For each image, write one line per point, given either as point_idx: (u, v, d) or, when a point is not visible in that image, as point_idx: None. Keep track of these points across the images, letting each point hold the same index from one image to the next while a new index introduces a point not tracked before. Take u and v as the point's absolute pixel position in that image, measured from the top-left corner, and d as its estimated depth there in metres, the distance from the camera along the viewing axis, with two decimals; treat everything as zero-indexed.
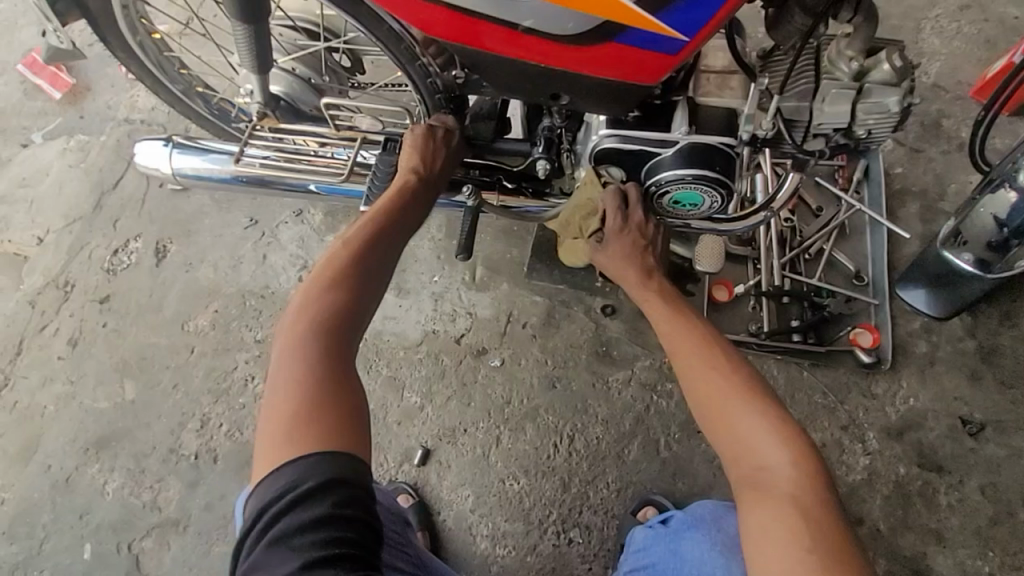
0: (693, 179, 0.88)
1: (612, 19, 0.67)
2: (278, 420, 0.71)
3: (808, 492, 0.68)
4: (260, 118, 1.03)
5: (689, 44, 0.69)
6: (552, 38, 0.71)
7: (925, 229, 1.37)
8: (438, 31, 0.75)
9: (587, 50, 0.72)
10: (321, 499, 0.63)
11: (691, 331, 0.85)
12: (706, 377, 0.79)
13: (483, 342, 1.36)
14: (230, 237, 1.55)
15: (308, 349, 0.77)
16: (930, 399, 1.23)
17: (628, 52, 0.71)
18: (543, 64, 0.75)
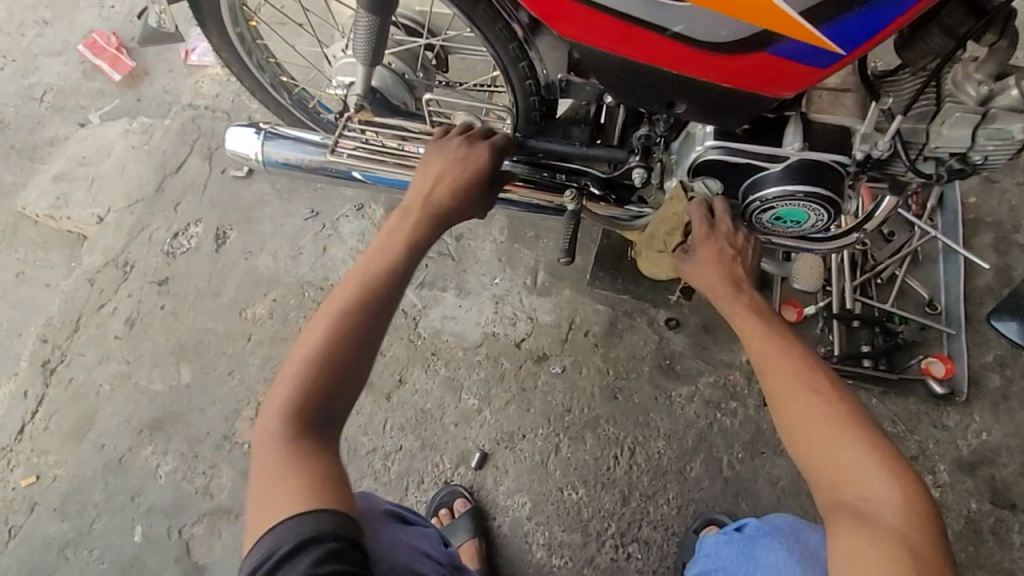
0: (804, 196, 0.87)
1: (769, 29, 0.66)
2: (264, 484, 0.64)
3: (915, 529, 0.66)
4: (354, 111, 1.02)
5: (841, 60, 0.69)
6: (698, 45, 0.71)
7: (1002, 260, 1.34)
8: (575, 32, 0.74)
9: (730, 59, 0.71)
10: (299, 561, 0.56)
11: (787, 348, 0.80)
12: (806, 397, 0.75)
13: (544, 348, 1.35)
14: (290, 227, 1.55)
15: (298, 404, 0.69)
16: (1004, 434, 1.21)
17: (774, 64, 0.70)
18: (678, 71, 0.75)
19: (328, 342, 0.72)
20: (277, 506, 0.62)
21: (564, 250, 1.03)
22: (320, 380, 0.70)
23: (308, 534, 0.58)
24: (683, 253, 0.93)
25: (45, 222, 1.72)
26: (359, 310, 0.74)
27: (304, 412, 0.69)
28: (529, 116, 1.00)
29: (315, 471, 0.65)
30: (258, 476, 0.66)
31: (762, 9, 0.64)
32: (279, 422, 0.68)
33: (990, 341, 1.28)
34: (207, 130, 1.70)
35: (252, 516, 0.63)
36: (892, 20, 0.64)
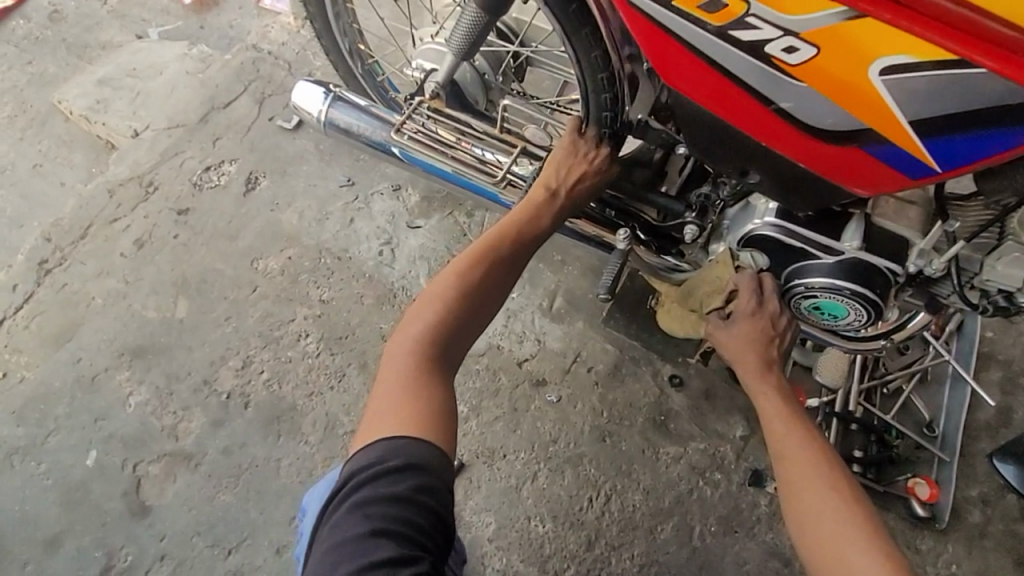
0: (850, 293, 0.87)
1: (875, 129, 0.66)
2: (377, 403, 0.79)
3: None
4: (428, 97, 1.02)
5: (932, 175, 0.69)
6: (798, 125, 0.70)
7: (1005, 400, 1.35)
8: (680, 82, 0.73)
9: (823, 146, 0.71)
10: (403, 479, 0.69)
11: (809, 440, 0.81)
12: (820, 491, 0.75)
13: (545, 373, 1.34)
14: (323, 191, 1.53)
15: (416, 346, 0.83)
16: (972, 571, 1.20)
17: (866, 161, 0.70)
18: (767, 143, 0.75)
19: (449, 300, 0.86)
20: (385, 423, 0.75)
21: (604, 286, 1.05)
22: (436, 336, 0.84)
23: (410, 456, 0.71)
24: (720, 321, 0.94)
25: (78, 122, 1.70)
26: (483, 284, 0.89)
27: (420, 358, 0.82)
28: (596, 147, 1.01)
29: (422, 404, 0.78)
30: (375, 401, 0.79)
31: (875, 108, 0.64)
32: (401, 357, 0.82)
33: (977, 476, 1.28)
34: (265, 74, 1.68)
35: (361, 426, 0.77)
36: (998, 153, 0.64)
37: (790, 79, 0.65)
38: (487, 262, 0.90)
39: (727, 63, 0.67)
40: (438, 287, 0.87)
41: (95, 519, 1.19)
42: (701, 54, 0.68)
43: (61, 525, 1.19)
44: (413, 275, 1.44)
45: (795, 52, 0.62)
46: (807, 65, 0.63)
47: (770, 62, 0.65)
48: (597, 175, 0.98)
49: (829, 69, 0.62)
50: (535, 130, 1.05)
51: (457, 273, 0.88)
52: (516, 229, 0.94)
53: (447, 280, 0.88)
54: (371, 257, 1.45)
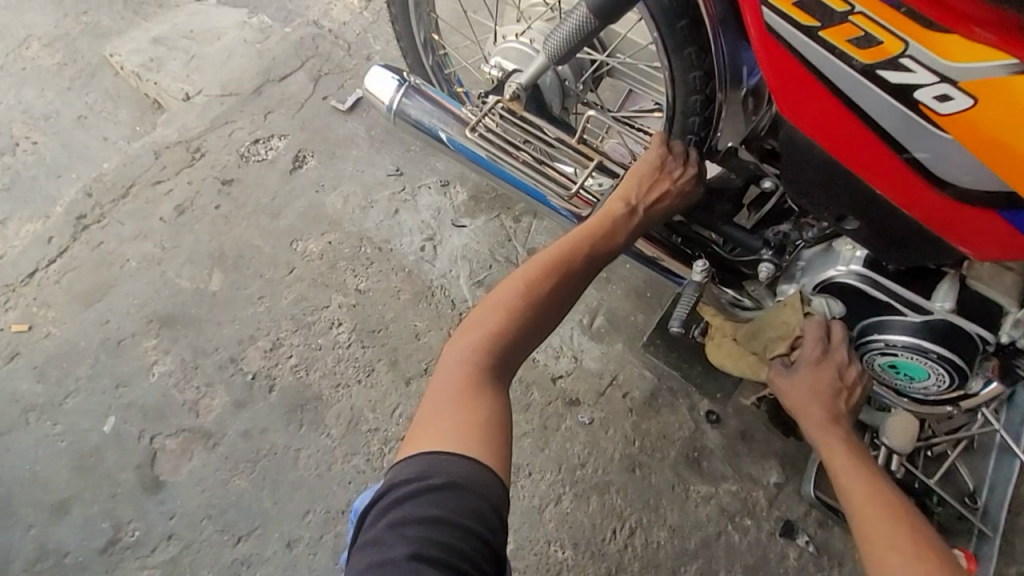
0: (935, 356, 0.83)
1: (1016, 194, 0.62)
2: (426, 414, 0.75)
3: None
4: (506, 98, 0.98)
5: None
6: (928, 178, 0.67)
7: None
8: (800, 118, 0.71)
9: (950, 203, 0.67)
10: (446, 498, 0.64)
11: (883, 505, 0.75)
12: (898, 559, 0.70)
13: (578, 393, 1.29)
14: (370, 178, 1.49)
15: (470, 356, 0.79)
16: None
17: (994, 225, 0.66)
18: (881, 192, 0.72)
19: (508, 313, 0.82)
20: (431, 436, 0.71)
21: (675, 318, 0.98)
22: (491, 349, 0.80)
23: (453, 474, 0.66)
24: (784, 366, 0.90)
25: (129, 79, 1.67)
26: (546, 299, 0.84)
27: (473, 371, 0.78)
28: None
29: (473, 418, 0.73)
30: (423, 411, 0.75)
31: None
32: (454, 366, 0.79)
33: (1016, 554, 1.23)
34: (323, 52, 1.64)
35: (407, 434, 0.74)
36: None
37: (933, 128, 0.62)
38: (552, 276, 0.85)
39: (865, 104, 0.65)
40: (500, 296, 0.83)
41: (105, 488, 1.16)
42: (838, 90, 0.66)
43: (71, 490, 1.16)
44: (453, 275, 1.39)
45: (949, 101, 0.59)
46: (956, 117, 0.60)
47: (915, 108, 0.62)
48: (678, 197, 0.94)
49: (983, 124, 0.59)
50: (613, 142, 1.03)
51: (522, 286, 0.84)
52: (585, 245, 0.89)
53: (510, 291, 0.83)
54: (412, 252, 1.41)
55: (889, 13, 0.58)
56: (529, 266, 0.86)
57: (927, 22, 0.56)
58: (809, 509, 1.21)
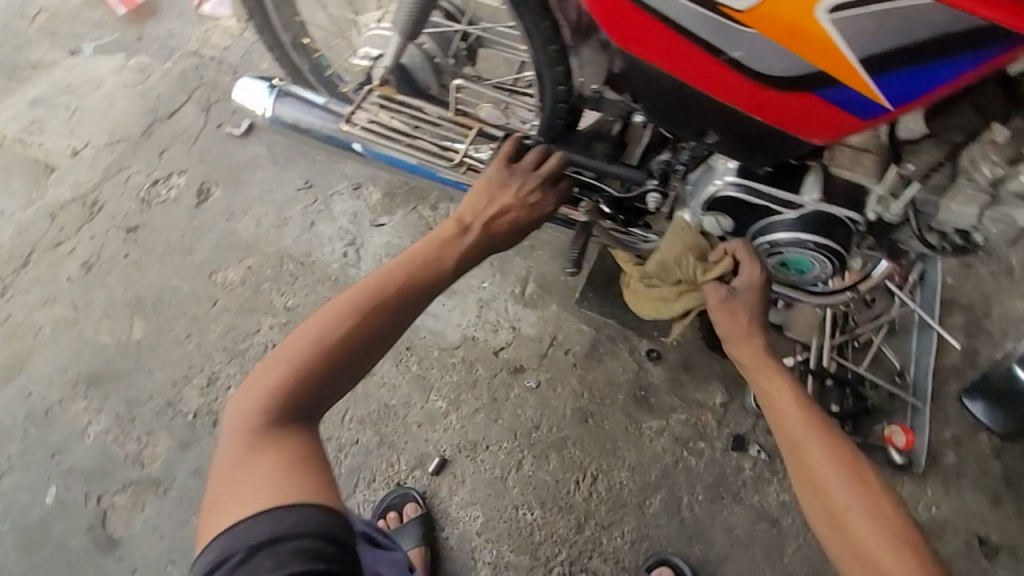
0: (814, 246, 0.88)
1: (824, 72, 0.67)
2: (224, 486, 0.68)
3: None
4: (377, 84, 1.01)
5: (886, 113, 0.70)
6: (750, 78, 0.72)
7: (969, 342, 1.38)
8: (630, 42, 0.75)
9: (778, 95, 0.72)
10: (258, 565, 0.60)
11: (823, 436, 0.79)
12: (826, 461, 0.77)
13: (522, 360, 1.33)
14: (280, 196, 1.48)
15: (268, 411, 0.72)
16: (950, 511, 1.24)
17: (819, 106, 0.71)
18: (721, 98, 0.76)
19: (306, 354, 0.74)
20: (235, 509, 0.65)
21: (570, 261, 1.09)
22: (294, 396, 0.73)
23: (260, 538, 0.61)
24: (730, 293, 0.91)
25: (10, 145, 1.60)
26: (349, 330, 0.76)
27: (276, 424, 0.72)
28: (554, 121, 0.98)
29: (286, 471, 0.68)
30: (222, 486, 0.68)
31: (824, 48, 0.64)
32: (247, 424, 0.71)
33: (949, 420, 1.32)
34: (209, 80, 1.61)
35: (209, 512, 0.67)
36: (942, 83, 0.65)
37: (738, 26, 0.66)
38: (360, 315, 0.77)
39: (676, 15, 0.69)
40: (289, 358, 0.74)
41: (61, 558, 1.13)
42: (650, 9, 0.70)
43: (25, 568, 1.12)
44: None
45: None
46: (753, 10, 0.64)
47: (718, 11, 0.66)
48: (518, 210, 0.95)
49: (776, 12, 0.62)
50: (488, 108, 1.01)
51: (320, 337, 0.75)
52: (405, 269, 0.84)
53: (305, 347, 0.74)
54: (335, 259, 1.41)
55: None
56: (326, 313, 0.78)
57: None
58: (754, 420, 1.27)
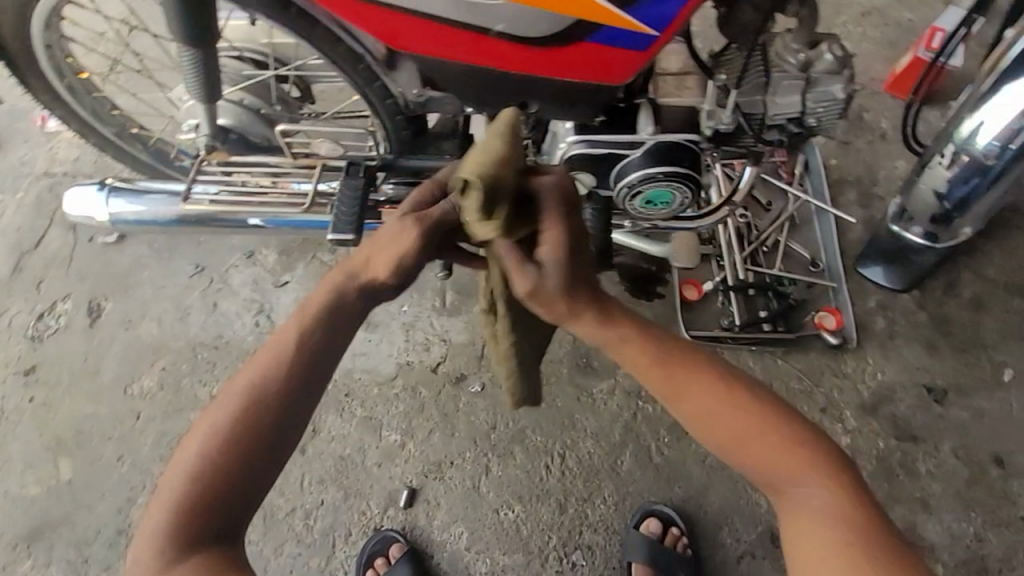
0: (664, 176, 0.89)
1: (582, 19, 0.70)
2: None
3: (861, 524, 0.61)
4: (207, 152, 0.98)
5: (659, 40, 0.72)
6: (530, 45, 0.75)
7: (868, 211, 1.43)
8: (410, 46, 0.78)
9: (558, 52, 0.75)
10: None
11: (686, 365, 0.67)
12: (714, 404, 0.65)
13: (461, 368, 1.32)
14: (174, 288, 1.43)
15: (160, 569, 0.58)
16: (895, 372, 1.29)
17: (597, 52, 0.74)
18: (515, 72, 0.79)
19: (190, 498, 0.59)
20: None
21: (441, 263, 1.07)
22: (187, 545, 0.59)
23: None
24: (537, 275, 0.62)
25: None
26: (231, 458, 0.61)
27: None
28: (399, 135, 0.99)
29: None
30: None
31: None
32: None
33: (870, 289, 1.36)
34: None
35: None
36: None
37: (486, 0, 0.70)
38: (244, 414, 0.61)
39: (436, 8, 0.72)
40: (173, 480, 0.60)
41: None
42: (409, 10, 0.73)
43: None
44: None
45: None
46: None
47: None
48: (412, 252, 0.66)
49: None
50: (321, 143, 1.02)
51: (202, 450, 0.60)
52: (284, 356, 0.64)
53: (187, 463, 0.60)
54: (249, 332, 1.38)
55: None
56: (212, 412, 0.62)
57: None
58: None
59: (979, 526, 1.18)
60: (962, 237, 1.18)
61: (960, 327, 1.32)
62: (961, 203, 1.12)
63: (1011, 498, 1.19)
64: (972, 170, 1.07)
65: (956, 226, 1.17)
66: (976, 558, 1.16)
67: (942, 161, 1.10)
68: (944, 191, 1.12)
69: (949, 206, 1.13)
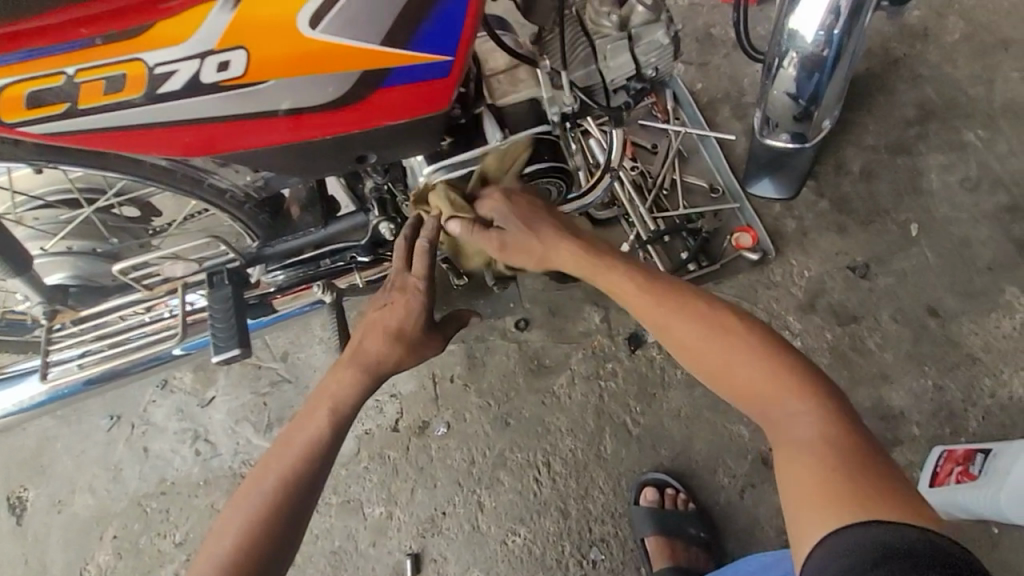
0: (531, 175, 0.91)
1: (364, 70, 0.67)
2: None
3: (831, 427, 0.68)
4: (54, 317, 0.92)
5: (455, 62, 0.70)
6: (327, 109, 0.70)
7: (745, 122, 1.46)
8: (204, 150, 0.72)
9: (361, 107, 0.71)
10: None
11: (681, 302, 0.79)
12: (695, 329, 0.76)
13: (421, 416, 1.26)
14: (94, 449, 1.31)
15: None
16: (819, 264, 1.33)
17: (400, 93, 0.71)
18: (331, 138, 0.74)
19: (233, 554, 0.69)
20: None
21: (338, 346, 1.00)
22: None
23: None
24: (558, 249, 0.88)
25: None
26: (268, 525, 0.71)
27: None
28: (256, 222, 0.92)
29: None
30: None
31: (336, 56, 0.65)
32: None
33: None
34: None
35: None
36: (463, 13, 0.67)
37: (258, 85, 0.66)
38: (279, 483, 0.73)
39: (208, 109, 0.67)
40: (222, 544, 0.70)
41: None
42: (182, 120, 0.68)
43: None
44: (244, 444, 1.29)
45: (228, 65, 0.64)
46: (249, 67, 0.64)
47: (227, 86, 0.65)
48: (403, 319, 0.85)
49: (267, 54, 0.64)
50: (169, 264, 0.93)
51: (249, 517, 0.71)
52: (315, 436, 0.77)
53: (233, 526, 0.71)
54: (192, 464, 1.28)
55: (103, 53, 0.62)
56: (248, 489, 0.74)
57: (130, 34, 0.61)
58: None
59: (936, 376, 1.24)
60: (826, 128, 1.22)
61: (860, 201, 1.38)
62: (814, 97, 1.14)
63: (953, 340, 1.26)
64: (812, 65, 1.09)
65: (817, 119, 1.19)
66: (943, 406, 1.22)
67: (783, 64, 1.11)
68: (796, 92, 1.14)
69: (804, 103, 1.15)
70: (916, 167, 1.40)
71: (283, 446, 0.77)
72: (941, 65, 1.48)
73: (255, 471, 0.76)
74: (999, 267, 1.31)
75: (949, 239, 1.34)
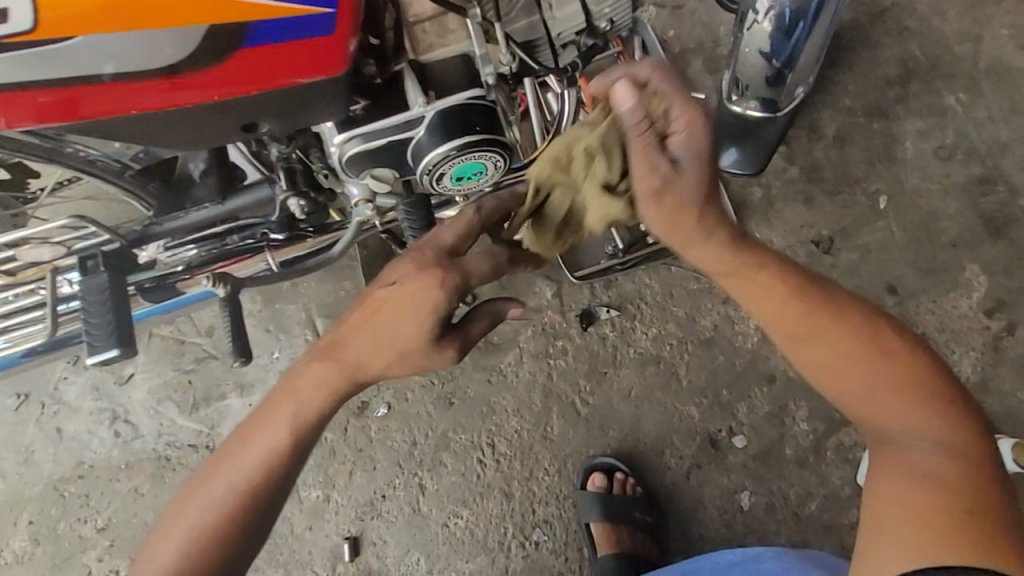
0: (459, 151, 0.74)
1: (212, 23, 0.54)
2: None
3: (966, 463, 0.61)
4: None
5: (337, 14, 0.57)
6: (189, 68, 0.57)
7: (718, 77, 1.33)
8: (26, 121, 0.58)
9: (224, 67, 0.58)
10: None
11: (827, 306, 0.66)
12: (839, 337, 0.65)
13: (359, 397, 1.19)
14: (2, 430, 1.20)
15: None
16: (783, 237, 1.26)
17: (273, 53, 0.58)
18: (198, 104, 0.61)
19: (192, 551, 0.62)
20: None
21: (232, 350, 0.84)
22: None
23: None
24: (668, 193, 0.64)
25: None
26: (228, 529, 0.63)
27: None
28: (143, 193, 0.77)
29: None
30: None
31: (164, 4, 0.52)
32: None
33: None
34: None
35: None
36: None
37: (65, 40, 0.52)
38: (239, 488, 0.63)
39: (10, 76, 0.54)
40: (181, 533, 0.63)
41: None
42: None
43: None
44: (168, 425, 1.20)
45: (11, 14, 0.50)
46: (43, 16, 0.50)
47: (19, 41, 0.51)
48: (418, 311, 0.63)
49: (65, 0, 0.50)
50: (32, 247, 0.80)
51: (208, 513, 0.63)
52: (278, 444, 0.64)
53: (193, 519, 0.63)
54: (112, 446, 1.19)
55: None
56: (207, 482, 0.65)
57: None
58: (590, 286, 1.22)
59: None
60: (797, 96, 1.12)
61: (831, 170, 1.29)
62: (790, 59, 1.04)
63: (909, 320, 1.23)
64: (786, 19, 0.99)
65: (788, 86, 1.09)
66: None
67: (758, 17, 1.00)
68: (770, 50, 1.03)
69: (778, 64, 1.05)
70: (892, 133, 1.31)
71: (246, 443, 0.65)
72: (930, 19, 1.36)
73: (216, 459, 0.66)
74: (962, 244, 1.26)
75: (916, 212, 1.28)
